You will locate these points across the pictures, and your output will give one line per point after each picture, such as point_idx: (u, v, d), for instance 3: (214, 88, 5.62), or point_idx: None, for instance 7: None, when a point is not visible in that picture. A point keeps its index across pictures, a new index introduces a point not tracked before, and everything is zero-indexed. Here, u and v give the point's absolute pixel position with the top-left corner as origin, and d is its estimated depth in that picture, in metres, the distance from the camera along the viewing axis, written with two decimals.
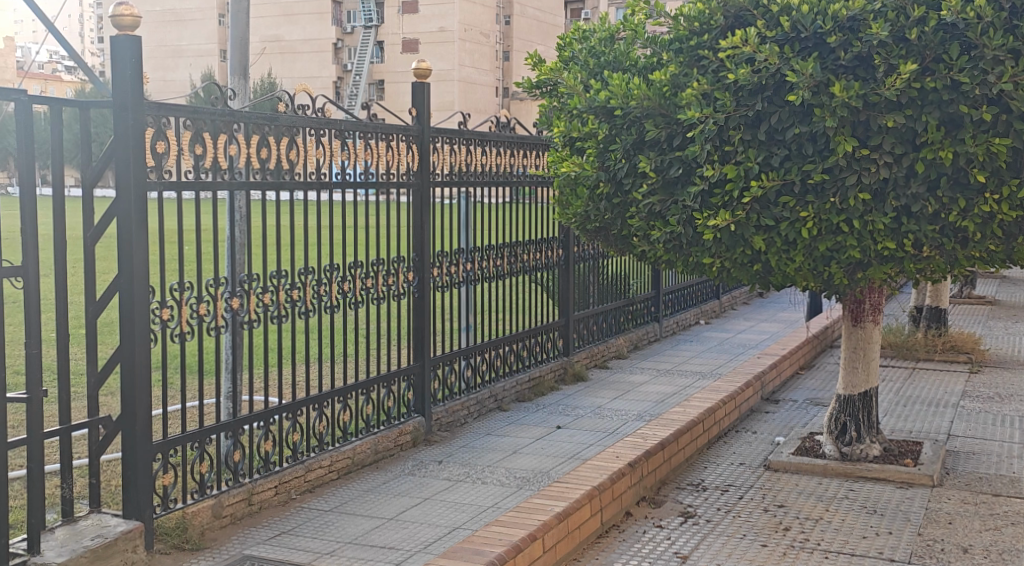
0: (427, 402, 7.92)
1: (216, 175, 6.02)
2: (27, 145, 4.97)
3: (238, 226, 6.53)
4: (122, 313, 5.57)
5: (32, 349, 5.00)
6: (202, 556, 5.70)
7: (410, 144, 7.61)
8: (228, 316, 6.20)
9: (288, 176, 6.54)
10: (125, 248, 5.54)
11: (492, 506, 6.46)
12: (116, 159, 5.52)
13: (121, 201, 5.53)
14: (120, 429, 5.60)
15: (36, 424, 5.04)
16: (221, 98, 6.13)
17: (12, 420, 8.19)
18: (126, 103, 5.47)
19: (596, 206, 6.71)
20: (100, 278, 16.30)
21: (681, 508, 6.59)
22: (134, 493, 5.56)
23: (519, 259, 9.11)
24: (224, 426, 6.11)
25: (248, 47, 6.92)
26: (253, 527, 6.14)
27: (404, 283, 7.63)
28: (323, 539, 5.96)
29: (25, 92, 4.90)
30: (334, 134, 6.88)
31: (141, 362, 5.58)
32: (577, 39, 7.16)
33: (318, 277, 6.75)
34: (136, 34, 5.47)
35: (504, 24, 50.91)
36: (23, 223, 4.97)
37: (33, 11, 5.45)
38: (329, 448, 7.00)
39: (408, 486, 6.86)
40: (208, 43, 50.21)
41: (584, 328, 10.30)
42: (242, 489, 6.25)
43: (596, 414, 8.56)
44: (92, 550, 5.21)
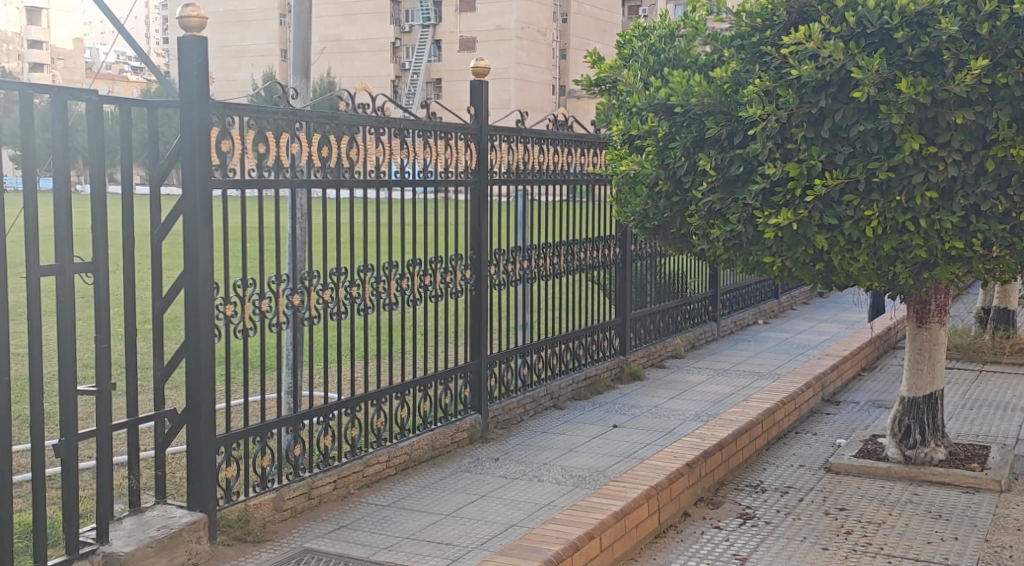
0: (484, 399, 7.94)
1: (278, 173, 6.09)
2: (98, 143, 5.06)
3: (299, 224, 6.60)
4: (187, 309, 5.66)
5: (102, 343, 5.09)
6: (264, 548, 5.78)
7: (468, 143, 7.64)
8: (289, 312, 6.27)
9: (348, 174, 6.59)
10: (190, 244, 5.62)
11: (549, 504, 6.47)
12: (183, 157, 5.60)
13: (186, 199, 5.61)
14: (184, 423, 5.69)
15: (105, 415, 5.13)
16: (283, 97, 6.20)
17: (80, 413, 8.36)
18: (193, 103, 5.56)
19: (655, 205, 6.68)
20: (167, 276, 16.55)
21: (740, 509, 6.54)
22: (199, 485, 5.65)
23: (576, 257, 9.11)
24: (285, 421, 6.18)
25: (310, 47, 6.99)
26: (313, 521, 6.20)
27: (461, 280, 7.66)
28: (381, 534, 6.00)
29: (96, 92, 5.00)
30: (394, 132, 6.93)
31: (206, 356, 5.67)
32: (637, 37, 7.11)
33: (377, 275, 6.81)
34: (202, 35, 5.56)
35: (562, 22, 50.87)
36: (93, 220, 5.07)
37: (104, 14, 5.54)
38: (387, 444, 7.05)
39: (465, 483, 6.89)
40: (269, 44, 50.77)
41: (641, 328, 10.27)
42: (302, 483, 6.32)
43: (652, 414, 8.52)
44: (158, 540, 5.31)
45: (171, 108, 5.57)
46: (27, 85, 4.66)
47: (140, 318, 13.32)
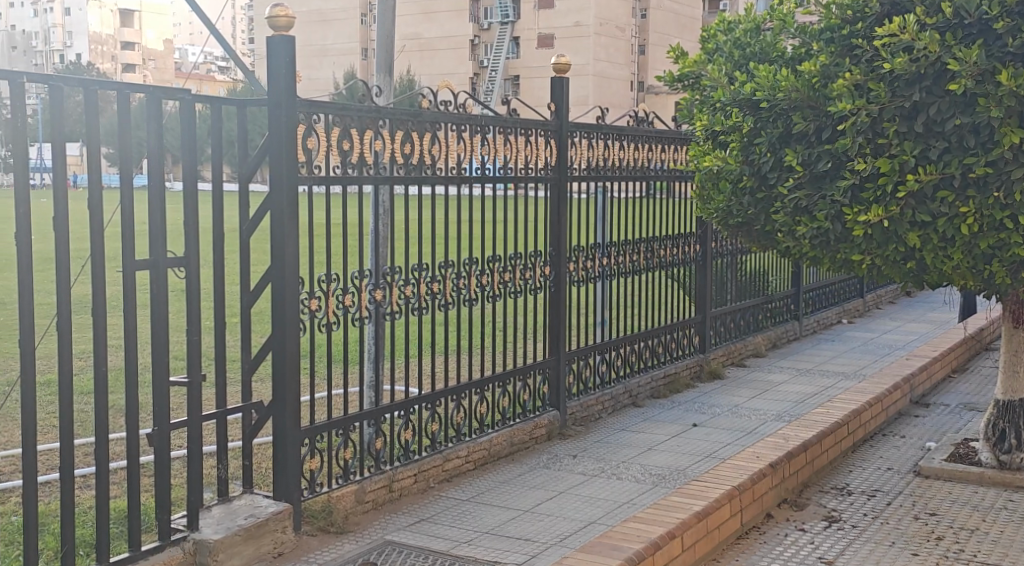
0: (563, 395, 7.93)
1: (362, 170, 6.15)
2: (190, 141, 5.15)
3: (381, 220, 6.66)
4: (274, 302, 5.74)
5: (193, 336, 5.18)
6: (347, 539, 5.85)
7: (548, 139, 7.62)
8: (371, 307, 6.33)
9: (430, 171, 6.62)
10: (277, 240, 5.70)
11: (628, 502, 6.43)
12: (270, 154, 5.68)
13: (274, 195, 5.70)
14: (270, 415, 5.78)
15: (196, 406, 5.23)
16: (366, 95, 6.28)
17: (172, 404, 8.54)
18: (281, 101, 5.63)
19: (739, 201, 6.60)
20: (256, 272, 16.83)
21: (825, 512, 6.44)
22: (284, 477, 5.74)
23: (656, 255, 9.06)
24: (367, 415, 6.24)
25: (393, 44, 7.03)
26: (394, 513, 6.26)
27: (540, 277, 7.66)
28: (461, 528, 6.03)
29: (190, 91, 5.09)
30: (475, 129, 6.95)
31: (292, 350, 5.75)
32: (721, 31, 7.01)
33: (457, 271, 6.84)
34: (290, 35, 5.64)
35: (641, 18, 50.41)
36: (186, 217, 5.18)
37: (197, 17, 5.64)
38: (466, 439, 7.08)
39: (543, 479, 6.89)
40: (350, 43, 51.30)
41: (721, 326, 10.16)
42: (383, 476, 6.38)
43: (732, 413, 8.43)
44: (245, 528, 5.40)
45: (260, 107, 5.66)
46: (124, 85, 4.77)
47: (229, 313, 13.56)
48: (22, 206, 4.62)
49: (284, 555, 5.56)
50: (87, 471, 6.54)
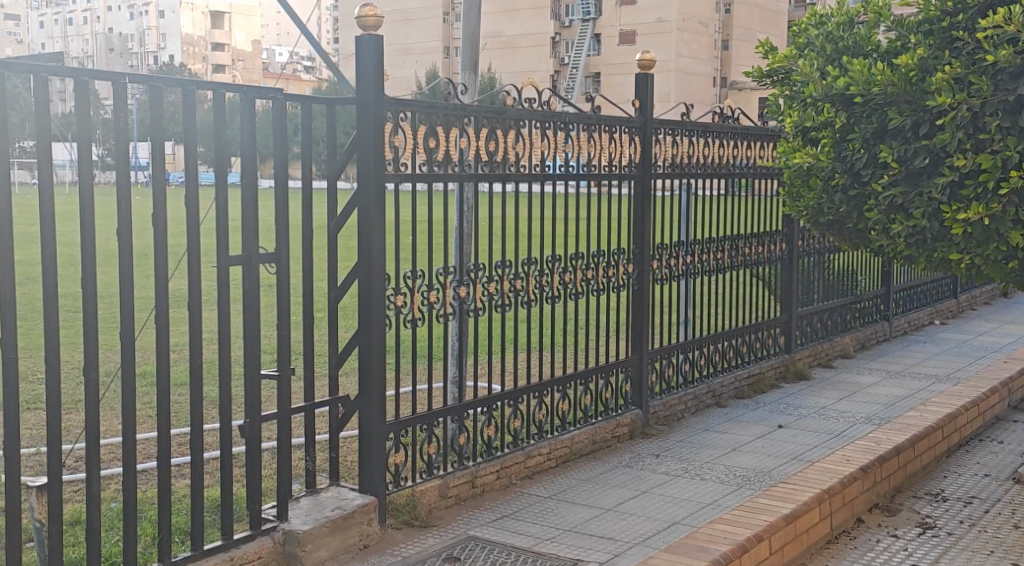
0: (645, 394, 7.86)
1: (447, 168, 6.15)
2: (281, 140, 5.21)
3: (466, 217, 6.66)
4: (361, 297, 5.78)
5: (283, 331, 5.23)
6: (431, 533, 5.87)
7: (633, 136, 7.55)
8: (455, 304, 6.33)
9: (514, 168, 6.60)
10: (364, 237, 5.74)
11: (712, 503, 6.34)
12: (359, 152, 5.72)
13: (362, 192, 5.73)
14: (356, 409, 5.82)
15: (286, 399, 5.28)
16: (452, 93, 6.28)
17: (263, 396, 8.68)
18: (369, 99, 5.66)
19: (830, 198, 6.51)
20: (344, 267, 17.00)
21: (918, 518, 6.28)
22: (370, 470, 5.78)
23: (741, 253, 8.92)
24: (451, 410, 6.24)
25: (479, 42, 7.04)
26: (477, 509, 6.26)
27: (623, 275, 7.59)
28: (544, 525, 6.00)
29: (281, 90, 5.15)
30: (558, 126, 6.91)
31: (377, 345, 5.78)
32: (812, 25, 6.84)
33: (541, 268, 6.82)
34: (378, 34, 5.69)
35: (725, 12, 49.55)
36: (277, 213, 5.24)
37: (289, 18, 5.70)
38: (548, 436, 7.05)
39: (626, 478, 6.82)
40: (432, 41, 51.64)
41: (808, 326, 9.99)
42: (466, 471, 6.39)
43: (819, 414, 8.29)
44: (333, 520, 5.45)
45: (348, 105, 5.70)
46: (219, 84, 4.83)
47: (318, 308, 13.74)
48: (121, 202, 4.72)
49: (369, 548, 5.61)
50: (182, 460, 6.68)
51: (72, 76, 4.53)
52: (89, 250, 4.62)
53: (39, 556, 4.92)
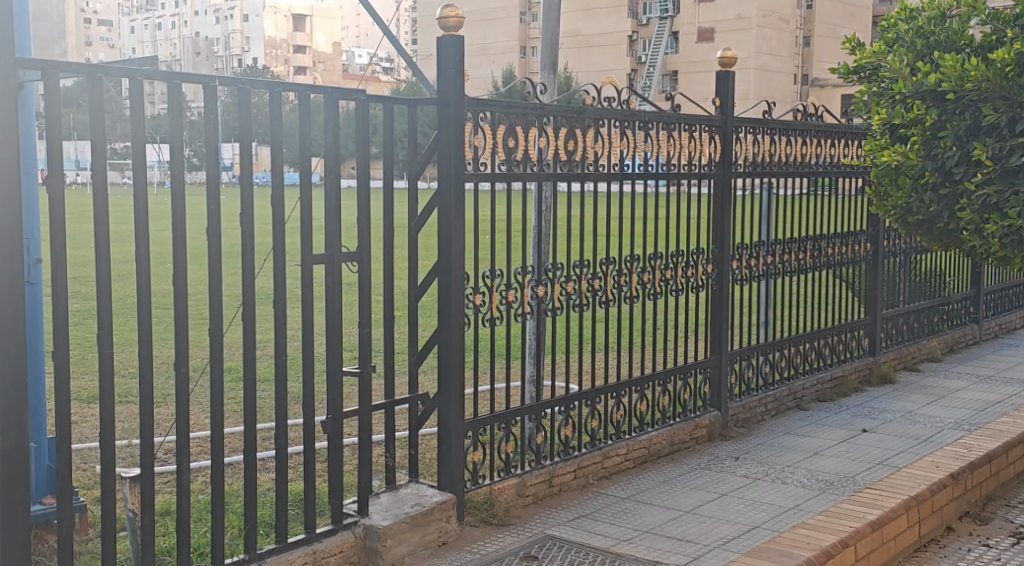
0: (724, 396, 7.74)
1: (526, 168, 6.12)
2: (363, 140, 5.23)
3: (545, 215, 6.63)
4: (440, 295, 5.79)
5: (364, 328, 5.25)
6: (508, 531, 5.85)
7: (713, 135, 7.43)
8: (533, 303, 6.30)
9: (592, 168, 6.54)
10: (444, 236, 5.74)
11: (795, 507, 6.23)
12: (439, 151, 5.73)
13: (442, 191, 5.73)
14: (435, 407, 5.83)
15: (367, 396, 5.31)
16: (531, 92, 6.25)
17: (344, 392, 8.76)
18: (449, 99, 5.66)
19: (919, 198, 6.32)
20: (424, 265, 17.09)
21: (1011, 528, 6.10)
22: (449, 467, 5.79)
23: (824, 253, 8.74)
24: (528, 410, 6.21)
25: (558, 42, 6.97)
26: (554, 508, 6.23)
27: (702, 275, 7.49)
28: (622, 526, 5.95)
29: (364, 91, 5.17)
30: (638, 125, 6.83)
31: (456, 344, 5.78)
32: (902, 19, 6.63)
33: (619, 267, 6.76)
34: (459, 34, 5.68)
35: (806, 7, 48.79)
36: (359, 212, 5.26)
37: (370, 19, 5.72)
38: (626, 437, 6.99)
39: (705, 481, 6.73)
40: (509, 41, 51.77)
41: (893, 328, 9.78)
42: (543, 471, 6.36)
43: (906, 419, 8.11)
44: (412, 516, 5.48)
45: (429, 105, 5.70)
46: (304, 86, 4.88)
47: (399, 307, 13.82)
48: (210, 203, 4.77)
49: (447, 545, 5.62)
50: (267, 454, 6.76)
51: (165, 80, 4.60)
52: (180, 249, 4.69)
53: (131, 545, 5.05)
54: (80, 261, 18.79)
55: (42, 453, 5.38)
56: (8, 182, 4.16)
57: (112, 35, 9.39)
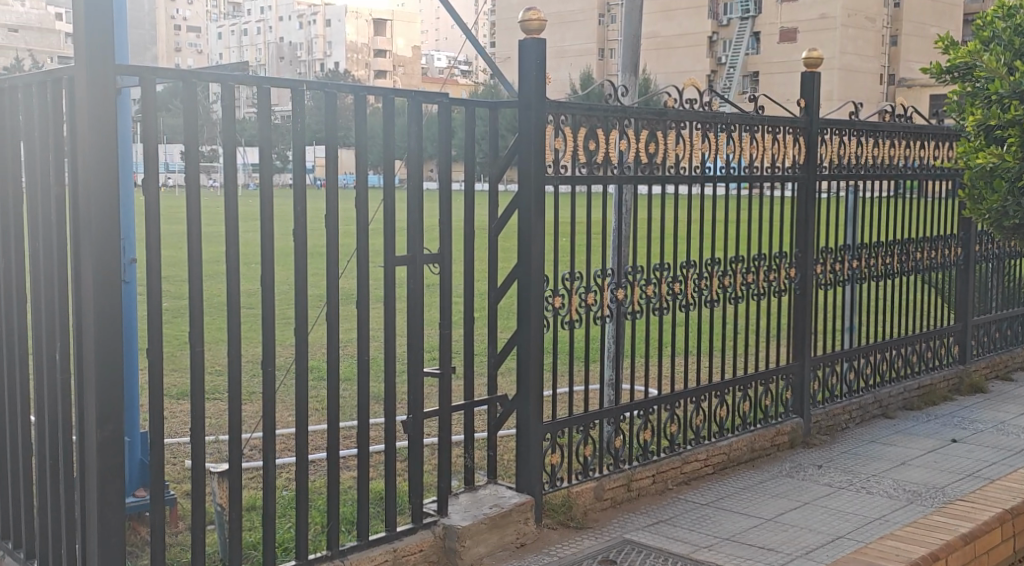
0: (807, 403, 7.63)
1: (607, 170, 6.11)
2: (446, 144, 5.28)
3: (625, 219, 6.61)
4: (521, 297, 5.81)
5: (445, 330, 5.29)
6: (586, 535, 5.85)
7: (798, 137, 7.34)
8: (613, 306, 6.29)
9: (673, 170, 6.50)
10: (525, 239, 5.76)
11: (881, 518, 6.12)
12: (521, 154, 5.75)
13: (523, 193, 5.75)
14: (514, 408, 5.85)
15: (447, 397, 5.35)
16: (612, 94, 6.24)
17: (426, 392, 8.83)
18: (531, 102, 5.68)
19: (1016, 202, 6.16)
20: (504, 267, 17.10)
21: None
22: (527, 469, 5.80)
23: (912, 258, 8.57)
24: (607, 413, 6.20)
25: (639, 44, 6.90)
26: (633, 512, 6.21)
27: (785, 279, 7.40)
28: (701, 533, 5.90)
29: (448, 94, 5.22)
30: (720, 128, 6.78)
31: (535, 347, 5.79)
32: (1000, 18, 6.38)
33: (699, 271, 6.71)
34: (541, 38, 5.70)
35: (893, 6, 47.83)
36: (441, 214, 5.30)
37: (451, 20, 5.72)
38: (705, 442, 6.93)
39: (786, 489, 6.65)
40: (588, 43, 51.73)
41: (984, 335, 9.54)
42: (622, 475, 6.34)
43: (997, 430, 7.92)
44: (490, 517, 5.50)
45: (512, 108, 5.73)
46: (389, 89, 4.94)
47: (480, 308, 13.88)
48: (298, 206, 4.85)
49: (525, 547, 5.64)
50: (349, 453, 6.85)
51: (255, 83, 4.70)
52: (268, 251, 4.77)
53: (220, 538, 5.19)
54: (168, 260, 19.24)
55: (136, 447, 5.54)
56: (108, 187, 4.29)
57: (201, 41, 9.58)
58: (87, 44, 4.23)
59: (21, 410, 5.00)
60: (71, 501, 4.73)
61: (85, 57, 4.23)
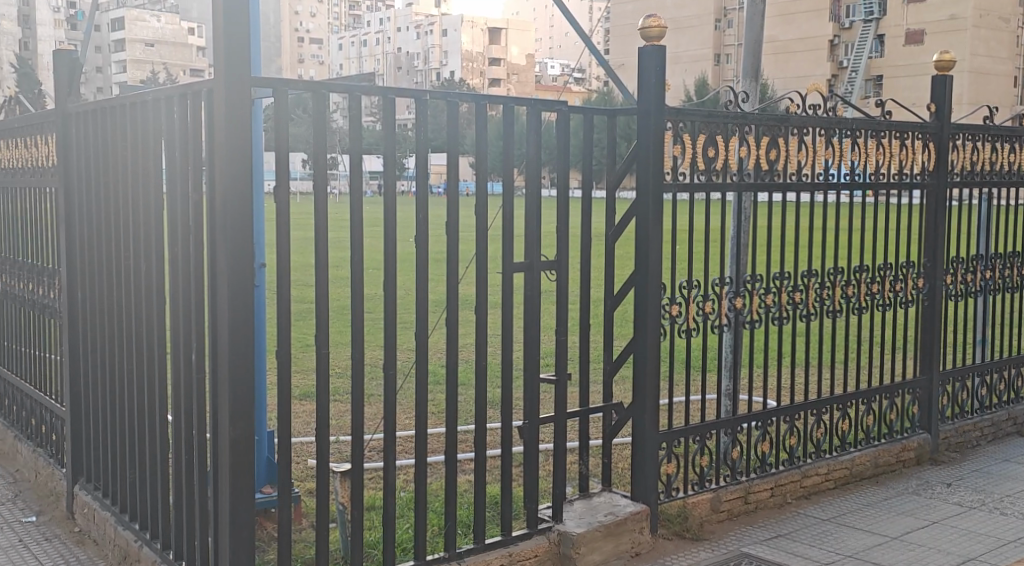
0: (935, 418, 7.39)
1: (726, 178, 6.06)
2: (565, 151, 5.29)
3: (745, 226, 6.52)
4: (638, 305, 5.78)
5: (562, 337, 5.30)
6: (702, 546, 5.78)
7: (927, 142, 7.12)
8: (731, 315, 6.21)
9: (795, 177, 6.35)
10: (642, 246, 5.74)
11: (1015, 541, 5.88)
12: (639, 162, 5.73)
13: (641, 201, 5.72)
14: (630, 417, 5.82)
15: (563, 404, 5.36)
16: (733, 101, 6.17)
17: (541, 398, 8.86)
18: (650, 109, 5.67)
19: None
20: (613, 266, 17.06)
21: None
22: (643, 478, 5.77)
23: None
24: (724, 423, 6.11)
25: (762, 49, 6.80)
26: (750, 525, 6.11)
27: (912, 290, 7.17)
28: (822, 549, 5.77)
29: (565, 101, 5.24)
30: (845, 133, 6.64)
31: (652, 355, 5.76)
32: None
33: (822, 280, 6.55)
34: (661, 44, 5.67)
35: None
36: (559, 221, 5.31)
37: (570, 27, 5.73)
38: (826, 457, 6.78)
39: (913, 507, 6.45)
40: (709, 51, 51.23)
41: None
42: (739, 486, 6.24)
43: None
44: (606, 525, 5.49)
45: (630, 115, 5.72)
46: (509, 98, 4.99)
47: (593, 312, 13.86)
48: (419, 212, 4.93)
49: (640, 556, 5.61)
50: (467, 457, 6.91)
51: (381, 93, 4.80)
52: (390, 256, 4.86)
53: (341, 535, 5.30)
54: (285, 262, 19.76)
55: (264, 445, 5.70)
56: (242, 195, 4.44)
57: (323, 51, 9.79)
58: (227, 61, 4.38)
59: (160, 410, 5.20)
60: (204, 497, 4.91)
61: (224, 71, 4.39)
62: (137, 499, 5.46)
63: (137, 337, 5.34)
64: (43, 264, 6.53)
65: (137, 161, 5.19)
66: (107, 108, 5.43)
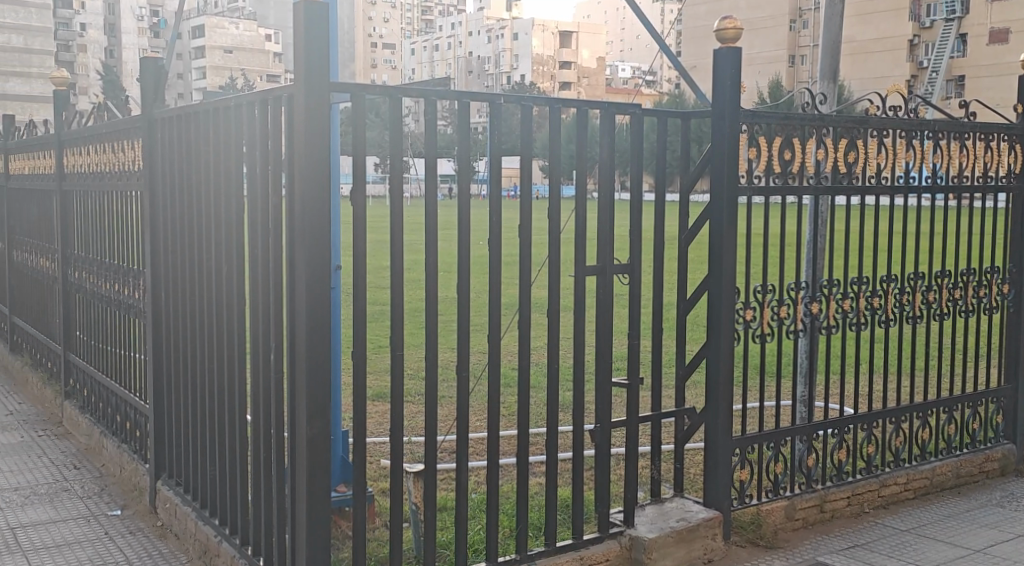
0: (1020, 428, 7.19)
1: (803, 181, 5.97)
2: (639, 154, 5.26)
3: (822, 229, 6.42)
4: (712, 310, 5.73)
5: (635, 341, 5.27)
6: (776, 554, 5.70)
7: (1013, 144, 6.93)
8: (807, 320, 6.12)
9: (874, 180, 6.23)
10: (716, 250, 5.68)
11: None
12: (713, 165, 5.68)
13: (715, 205, 5.67)
14: (703, 422, 5.76)
15: (635, 408, 5.33)
16: (810, 102, 6.08)
17: (614, 402, 8.83)
18: (725, 112, 5.61)
19: None
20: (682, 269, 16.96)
21: None
22: (716, 484, 5.71)
23: None
24: (800, 430, 6.01)
25: (840, 49, 6.67)
26: (826, 534, 6.01)
27: (997, 296, 6.98)
28: (901, 560, 5.65)
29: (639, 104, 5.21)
30: (927, 135, 6.48)
31: (725, 361, 5.70)
32: None
33: (901, 285, 6.41)
34: (736, 46, 5.60)
35: None
36: (632, 224, 5.29)
37: (643, 29, 5.69)
38: (905, 466, 6.63)
39: (997, 519, 6.28)
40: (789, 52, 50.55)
41: None
42: (815, 494, 6.14)
43: None
44: (678, 531, 5.45)
45: (704, 118, 5.67)
46: (583, 101, 4.97)
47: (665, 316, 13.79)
48: (492, 215, 4.94)
49: (713, 563, 5.55)
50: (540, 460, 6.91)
51: (455, 98, 4.82)
52: (463, 259, 4.88)
53: (414, 535, 5.34)
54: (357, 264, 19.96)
55: (338, 444, 5.78)
56: (315, 199, 4.50)
57: None
58: (305, 68, 4.45)
59: (238, 409, 5.30)
60: (281, 494, 4.98)
61: (303, 78, 4.45)
62: (216, 495, 5.56)
63: (217, 337, 5.45)
64: (129, 265, 6.70)
65: (219, 165, 5.29)
66: (190, 113, 5.54)
